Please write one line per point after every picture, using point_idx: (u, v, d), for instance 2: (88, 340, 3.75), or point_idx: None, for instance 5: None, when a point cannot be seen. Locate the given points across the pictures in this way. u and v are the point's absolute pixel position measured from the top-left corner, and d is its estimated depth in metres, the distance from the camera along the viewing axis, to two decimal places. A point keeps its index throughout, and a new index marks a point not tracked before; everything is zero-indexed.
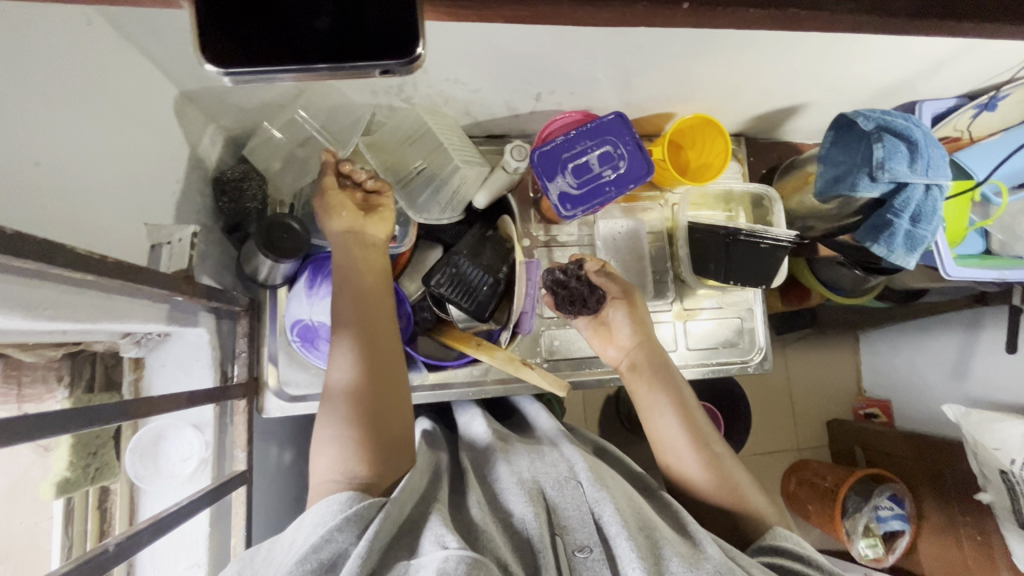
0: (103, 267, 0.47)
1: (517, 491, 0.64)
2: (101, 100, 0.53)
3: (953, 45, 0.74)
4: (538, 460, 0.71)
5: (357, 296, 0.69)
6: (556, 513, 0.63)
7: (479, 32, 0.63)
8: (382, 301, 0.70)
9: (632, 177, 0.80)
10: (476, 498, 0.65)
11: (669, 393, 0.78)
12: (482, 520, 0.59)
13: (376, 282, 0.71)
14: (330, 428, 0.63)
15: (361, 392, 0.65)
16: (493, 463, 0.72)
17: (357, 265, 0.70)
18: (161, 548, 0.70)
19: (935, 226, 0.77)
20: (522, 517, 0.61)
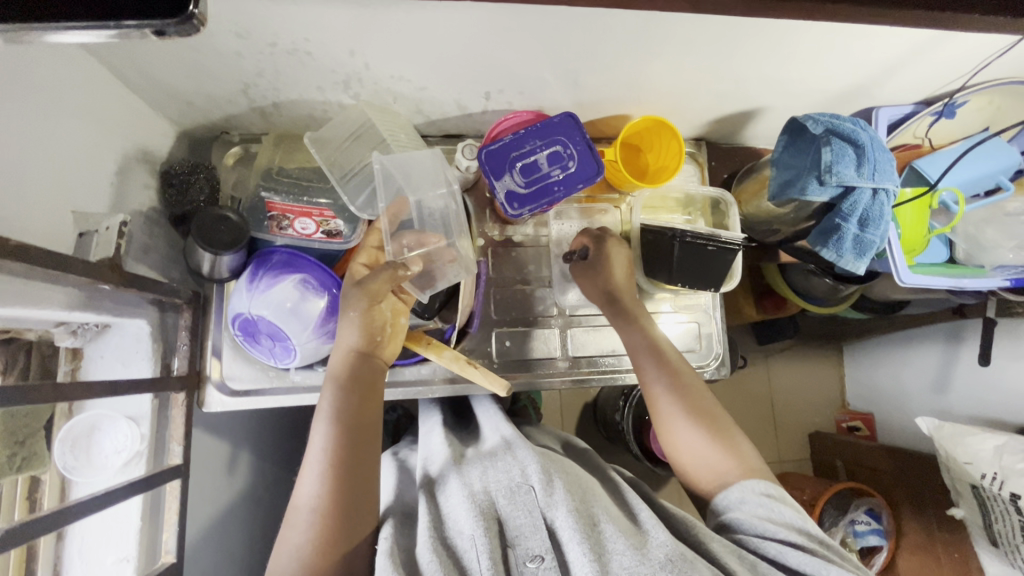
0: (11, 252, 0.47)
1: (464, 508, 0.62)
2: (23, 85, 0.54)
3: (899, 49, 0.74)
4: (491, 467, 0.69)
5: (339, 431, 0.63)
6: (506, 524, 0.62)
7: (414, 29, 0.64)
8: (367, 439, 0.65)
9: (581, 178, 0.80)
10: (427, 521, 0.63)
11: (670, 375, 0.75)
12: (430, 559, 0.58)
13: (364, 415, 0.66)
14: (327, 422, 0.64)
15: (356, 393, 0.66)
16: (446, 476, 0.70)
17: (348, 393, 0.66)
18: (92, 541, 0.69)
19: (883, 230, 0.77)
20: (469, 538, 0.59)
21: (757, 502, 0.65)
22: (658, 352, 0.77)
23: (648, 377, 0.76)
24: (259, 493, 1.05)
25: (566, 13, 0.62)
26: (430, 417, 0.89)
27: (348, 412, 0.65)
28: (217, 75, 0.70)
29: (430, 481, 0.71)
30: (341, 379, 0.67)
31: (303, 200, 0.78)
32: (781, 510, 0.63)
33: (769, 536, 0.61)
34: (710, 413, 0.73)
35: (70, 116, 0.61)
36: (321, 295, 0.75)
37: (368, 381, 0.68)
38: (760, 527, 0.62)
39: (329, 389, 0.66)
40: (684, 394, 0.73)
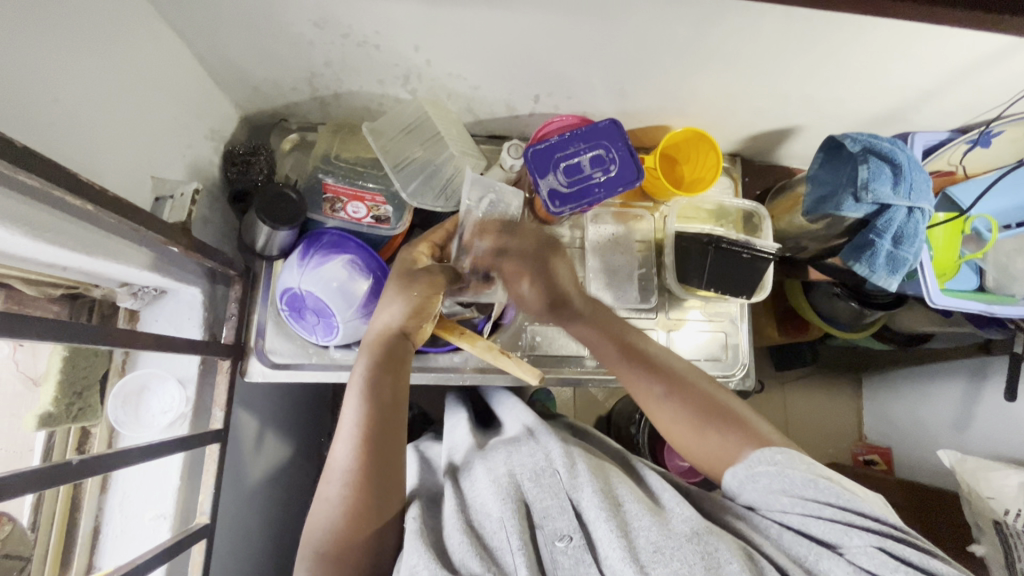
0: (102, 199, 0.51)
1: (492, 491, 0.64)
2: (118, 55, 0.59)
3: (939, 74, 0.76)
4: (516, 452, 0.70)
5: (370, 407, 0.65)
6: (532, 506, 0.63)
7: (477, 29, 0.68)
8: (397, 415, 0.66)
9: (622, 181, 0.83)
10: (452, 506, 0.64)
11: (657, 372, 0.70)
12: (460, 542, 0.59)
13: (394, 392, 0.67)
14: (354, 396, 0.66)
15: (387, 366, 0.68)
16: (471, 464, 0.71)
17: (379, 370, 0.67)
18: (131, 495, 0.72)
19: (916, 248, 0.79)
20: (498, 520, 0.61)
21: (768, 477, 0.60)
22: (633, 350, 0.72)
23: (632, 378, 0.71)
24: (278, 474, 1.07)
25: (621, 21, 0.66)
26: (456, 409, 0.90)
27: (379, 388, 0.66)
28: (287, 63, 0.75)
29: (454, 470, 0.72)
30: (374, 356, 0.68)
31: (357, 184, 0.83)
32: (792, 478, 0.59)
33: (788, 512, 0.59)
34: (714, 404, 0.67)
35: (156, 89, 0.66)
36: (367, 277, 0.78)
37: (400, 359, 0.69)
38: (778, 501, 0.59)
39: (362, 365, 0.68)
40: (679, 392, 0.68)
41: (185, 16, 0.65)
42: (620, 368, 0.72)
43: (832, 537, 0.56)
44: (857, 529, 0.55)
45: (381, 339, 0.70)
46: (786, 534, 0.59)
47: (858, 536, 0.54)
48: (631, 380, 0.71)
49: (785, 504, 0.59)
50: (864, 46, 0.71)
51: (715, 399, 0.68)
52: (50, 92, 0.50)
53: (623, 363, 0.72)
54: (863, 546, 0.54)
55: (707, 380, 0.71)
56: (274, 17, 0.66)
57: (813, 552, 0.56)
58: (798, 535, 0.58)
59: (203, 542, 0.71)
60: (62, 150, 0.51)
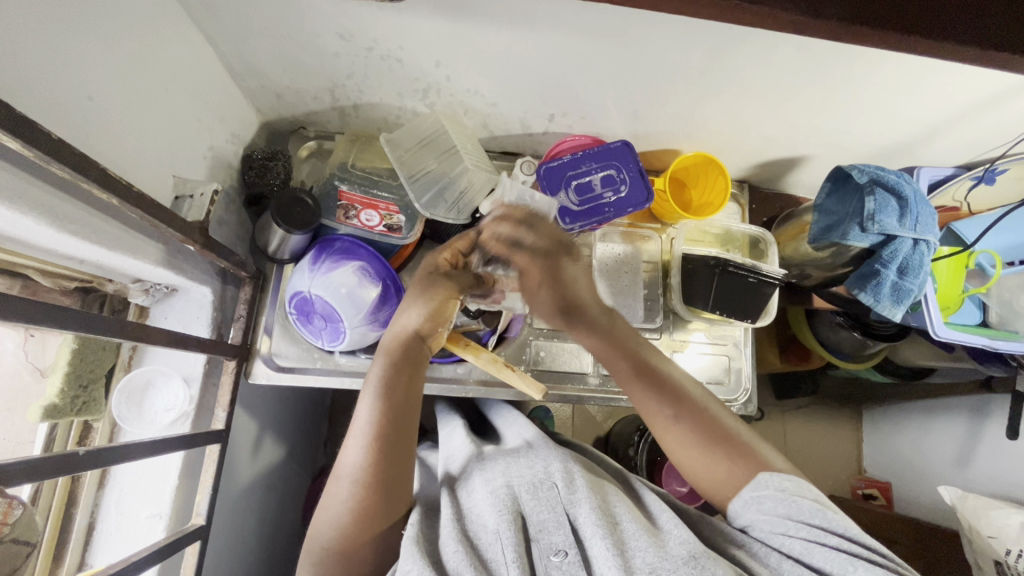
0: (127, 194, 0.52)
1: (489, 502, 0.63)
2: (151, 58, 0.61)
3: (946, 110, 0.78)
4: (515, 463, 0.70)
5: (385, 408, 0.65)
6: (528, 519, 0.63)
7: (498, 49, 0.70)
8: (410, 416, 0.67)
9: (632, 202, 0.85)
10: (449, 515, 0.64)
11: (664, 391, 0.70)
12: (455, 550, 0.58)
13: (409, 395, 0.67)
14: (369, 396, 0.66)
15: (400, 368, 0.68)
16: (469, 474, 0.71)
17: (397, 370, 0.68)
18: (130, 492, 0.72)
19: (921, 279, 0.80)
20: (493, 532, 0.60)
21: (774, 500, 0.61)
22: (651, 375, 0.71)
23: (644, 403, 0.70)
24: (272, 479, 1.07)
25: (638, 45, 0.68)
26: (449, 418, 0.89)
27: (396, 390, 0.66)
28: (311, 73, 0.77)
29: (452, 479, 0.72)
30: (391, 357, 0.68)
31: (371, 193, 0.85)
32: (799, 505, 0.59)
33: (789, 535, 0.58)
34: (723, 429, 0.67)
35: (185, 92, 0.68)
36: (376, 284, 0.79)
37: (416, 361, 0.70)
38: (779, 523, 0.59)
39: (379, 366, 0.68)
40: (690, 416, 0.68)
41: (217, 23, 0.67)
42: (635, 391, 0.71)
43: (833, 565, 0.55)
44: (860, 560, 0.55)
45: (400, 340, 0.70)
46: (786, 562, 0.58)
47: (864, 568, 0.54)
48: (642, 399, 0.71)
49: (789, 528, 0.59)
50: (872, 81, 0.73)
51: (724, 424, 0.68)
52: (86, 90, 0.51)
53: (633, 380, 0.71)
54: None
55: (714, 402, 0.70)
56: (302, 28, 0.68)
57: None
58: (798, 564, 0.57)
59: (197, 543, 0.71)
60: (93, 147, 0.53)
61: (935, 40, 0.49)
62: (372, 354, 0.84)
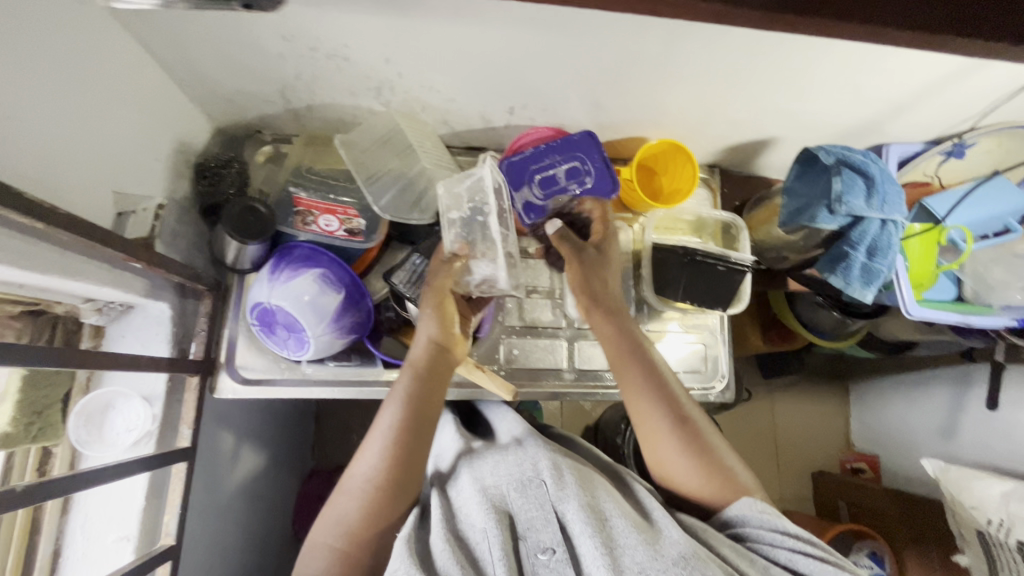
0: (54, 218, 0.50)
1: (476, 502, 0.62)
2: (80, 69, 0.58)
3: (912, 86, 0.77)
4: (503, 461, 0.68)
5: (408, 415, 0.66)
6: (516, 516, 0.62)
7: (448, 42, 0.67)
8: (431, 426, 0.68)
9: (597, 193, 0.83)
10: (438, 515, 0.63)
11: (660, 388, 0.72)
12: (442, 551, 0.58)
13: (434, 406, 0.69)
14: (392, 403, 0.68)
15: (423, 375, 0.69)
16: (457, 471, 0.70)
17: (422, 381, 0.69)
18: (95, 516, 0.70)
19: (890, 260, 0.79)
20: (481, 531, 0.60)
21: (766, 514, 0.65)
22: (643, 365, 0.73)
23: (650, 422, 0.70)
24: (255, 489, 1.06)
25: (592, 34, 0.66)
26: (442, 409, 0.88)
27: (421, 404, 0.67)
28: (258, 75, 0.74)
29: (442, 477, 0.72)
30: (416, 367, 0.70)
31: (329, 198, 0.82)
32: (793, 525, 0.64)
33: (777, 544, 0.62)
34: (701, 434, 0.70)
35: (122, 104, 0.65)
36: (339, 291, 0.78)
37: (441, 374, 0.71)
38: (771, 534, 0.63)
39: (406, 375, 0.70)
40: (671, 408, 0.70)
41: (150, 29, 0.64)
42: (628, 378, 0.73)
43: (819, 574, 0.59)
44: (843, 572, 0.59)
45: (421, 351, 0.71)
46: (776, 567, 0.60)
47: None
48: (629, 383, 0.72)
49: (776, 539, 0.63)
50: (835, 60, 0.71)
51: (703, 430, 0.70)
52: (2, 108, 0.49)
53: (628, 376, 0.73)
54: None
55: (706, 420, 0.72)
56: (242, 30, 0.65)
57: None
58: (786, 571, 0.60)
59: (168, 564, 0.70)
60: (17, 168, 0.50)
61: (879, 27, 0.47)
62: (341, 360, 0.84)
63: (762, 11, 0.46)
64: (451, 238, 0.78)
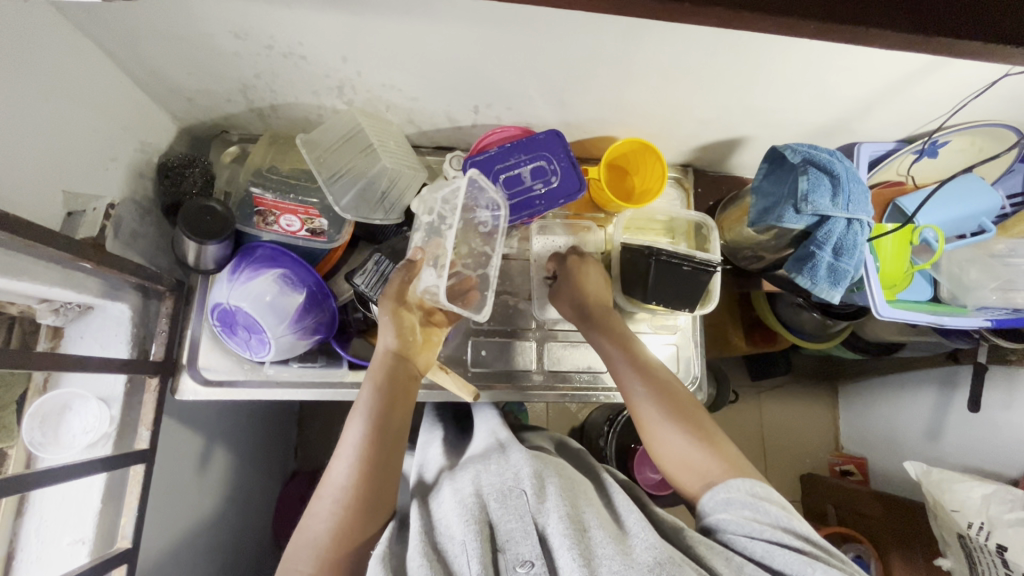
0: None
1: (456, 512, 0.62)
2: (27, 67, 0.57)
3: (876, 84, 0.76)
4: (485, 471, 0.68)
5: (373, 428, 0.67)
6: (496, 529, 0.61)
7: (403, 40, 0.67)
8: (397, 438, 0.68)
9: (563, 193, 0.83)
10: (418, 529, 0.62)
11: (653, 389, 0.75)
12: (419, 565, 0.56)
13: (398, 421, 0.69)
14: (356, 418, 0.68)
15: (385, 388, 0.70)
16: (440, 484, 0.70)
17: (384, 393, 0.69)
18: (50, 518, 0.69)
19: (857, 259, 0.78)
20: (460, 543, 0.58)
21: (743, 502, 0.64)
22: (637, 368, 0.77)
23: (648, 420, 0.74)
24: (230, 491, 1.05)
25: (548, 32, 0.65)
26: (433, 426, 0.89)
27: (384, 417, 0.68)
28: (217, 74, 0.73)
29: (425, 488, 0.72)
30: (377, 382, 0.70)
31: (291, 197, 0.82)
32: (767, 509, 0.63)
33: (753, 535, 0.61)
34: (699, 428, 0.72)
35: (74, 102, 0.65)
36: (300, 292, 0.77)
37: (404, 388, 0.72)
38: (747, 526, 0.61)
39: (367, 389, 0.70)
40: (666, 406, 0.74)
41: (101, 27, 0.64)
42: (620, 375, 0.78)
43: (794, 567, 0.57)
44: (820, 564, 0.56)
45: (380, 362, 0.72)
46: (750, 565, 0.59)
47: (821, 569, 0.56)
48: (626, 388, 0.77)
49: (753, 531, 0.61)
50: (797, 58, 0.70)
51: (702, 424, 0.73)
52: None
53: (625, 378, 0.77)
54: None
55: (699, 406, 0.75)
56: (197, 29, 0.65)
57: None
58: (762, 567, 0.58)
59: (123, 566, 0.69)
60: None
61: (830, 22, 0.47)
62: (305, 362, 0.83)
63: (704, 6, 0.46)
64: (420, 239, 0.80)
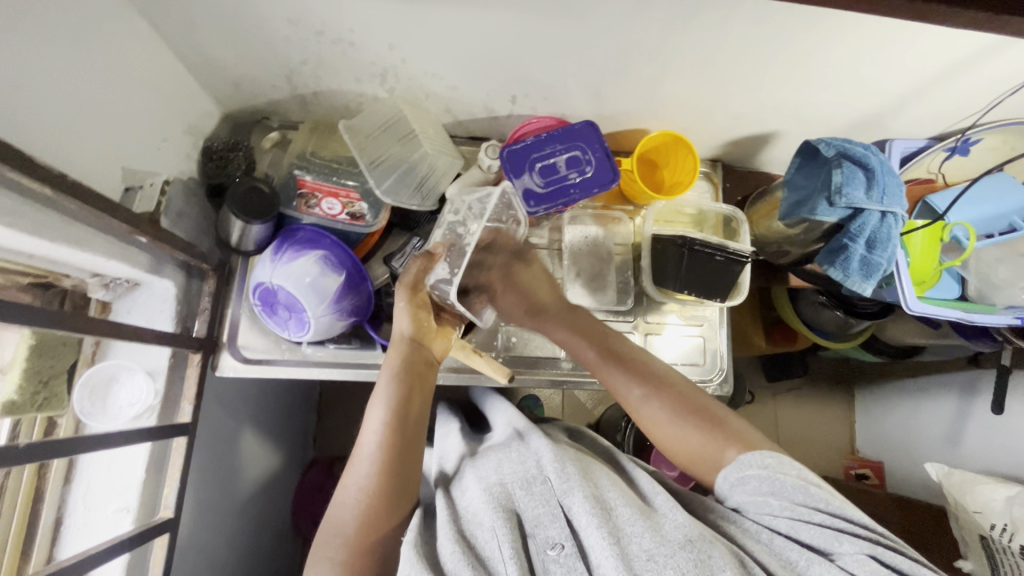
0: (63, 185, 0.52)
1: (483, 500, 0.63)
2: (92, 46, 0.60)
3: (912, 79, 0.77)
4: (506, 459, 0.70)
5: (393, 415, 0.67)
6: (523, 515, 0.62)
7: (449, 28, 0.69)
8: (418, 425, 0.69)
9: (598, 183, 0.84)
10: (445, 516, 0.63)
11: (636, 376, 0.74)
12: (452, 552, 0.57)
13: (418, 408, 0.69)
14: (375, 406, 0.68)
15: (402, 374, 0.70)
16: (462, 472, 0.71)
17: (402, 380, 0.70)
18: (96, 487, 0.72)
19: (890, 253, 0.78)
20: (489, 529, 0.59)
21: (758, 479, 0.61)
22: (616, 357, 0.76)
23: (636, 407, 0.73)
24: (257, 473, 1.07)
25: (592, 22, 0.67)
26: (447, 418, 0.90)
27: (404, 403, 0.68)
28: (265, 59, 0.76)
29: (447, 479, 0.73)
30: (395, 369, 0.70)
31: (332, 180, 0.83)
32: (784, 483, 0.60)
33: (776, 516, 0.59)
34: (697, 406, 0.70)
35: (132, 82, 0.67)
36: (339, 274, 0.79)
37: (422, 375, 0.72)
38: (766, 504, 0.60)
39: (385, 376, 0.70)
40: (653, 389, 0.72)
41: (161, 12, 0.66)
42: (607, 378, 0.76)
43: (822, 542, 0.56)
44: (846, 535, 0.56)
45: (397, 348, 0.73)
46: (777, 539, 0.58)
47: (848, 543, 0.55)
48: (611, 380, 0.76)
49: (773, 508, 0.59)
50: (835, 51, 0.71)
51: (699, 403, 0.70)
52: (15, 79, 0.50)
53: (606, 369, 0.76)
54: (855, 552, 0.55)
55: (693, 387, 0.73)
56: (251, 14, 0.67)
57: (804, 557, 0.56)
58: (788, 541, 0.58)
59: (165, 535, 0.71)
60: (28, 137, 0.52)
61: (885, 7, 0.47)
62: (340, 344, 0.84)
63: None
64: (439, 236, 0.82)
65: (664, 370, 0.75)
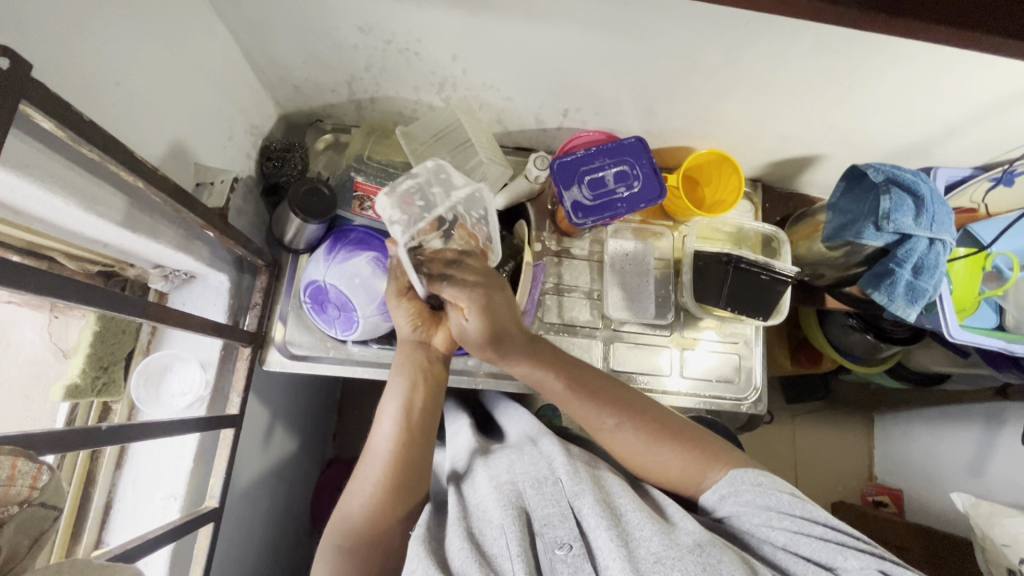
0: (152, 178, 0.54)
1: (494, 498, 0.62)
2: (177, 45, 0.62)
3: (964, 110, 0.78)
4: (518, 459, 0.68)
5: (409, 414, 0.68)
6: (533, 513, 0.61)
7: (514, 42, 0.71)
8: (430, 424, 0.70)
9: (644, 198, 0.84)
10: (455, 513, 0.62)
11: (602, 401, 0.68)
12: (461, 549, 0.56)
13: (428, 406, 0.70)
14: (392, 403, 0.69)
15: (418, 372, 0.71)
16: (473, 469, 0.70)
17: (415, 381, 0.71)
18: (146, 472, 0.73)
19: (936, 280, 0.79)
20: (498, 527, 0.58)
21: (751, 492, 0.61)
22: (580, 378, 0.69)
23: (602, 427, 0.68)
24: (285, 469, 1.08)
25: (654, 41, 0.68)
26: (457, 414, 0.88)
27: (416, 403, 0.69)
28: (331, 66, 0.78)
29: (458, 474, 0.72)
30: (409, 368, 0.71)
31: (385, 184, 0.86)
32: (779, 497, 0.59)
33: (773, 528, 0.58)
34: (668, 427, 0.67)
35: (208, 81, 0.69)
36: (389, 275, 0.80)
37: (433, 376, 0.73)
38: (763, 515, 0.59)
39: (401, 375, 0.71)
40: (622, 413, 0.68)
41: (240, 16, 0.68)
42: (576, 409, 0.69)
43: (824, 556, 0.55)
44: (850, 550, 0.55)
45: (406, 349, 0.72)
46: (779, 553, 0.57)
47: (852, 557, 0.54)
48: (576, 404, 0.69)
49: (771, 519, 0.58)
50: (889, 79, 0.73)
51: (669, 423, 0.68)
52: (116, 77, 0.53)
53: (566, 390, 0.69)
54: (862, 567, 0.53)
55: (651, 402, 0.70)
56: (325, 20, 0.69)
57: (809, 570, 0.54)
58: (790, 555, 0.57)
59: (209, 525, 0.72)
60: (120, 132, 0.54)
61: (967, 31, 0.48)
62: (384, 344, 0.85)
63: (849, 10, 0.47)
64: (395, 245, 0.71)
65: (623, 387, 0.70)
